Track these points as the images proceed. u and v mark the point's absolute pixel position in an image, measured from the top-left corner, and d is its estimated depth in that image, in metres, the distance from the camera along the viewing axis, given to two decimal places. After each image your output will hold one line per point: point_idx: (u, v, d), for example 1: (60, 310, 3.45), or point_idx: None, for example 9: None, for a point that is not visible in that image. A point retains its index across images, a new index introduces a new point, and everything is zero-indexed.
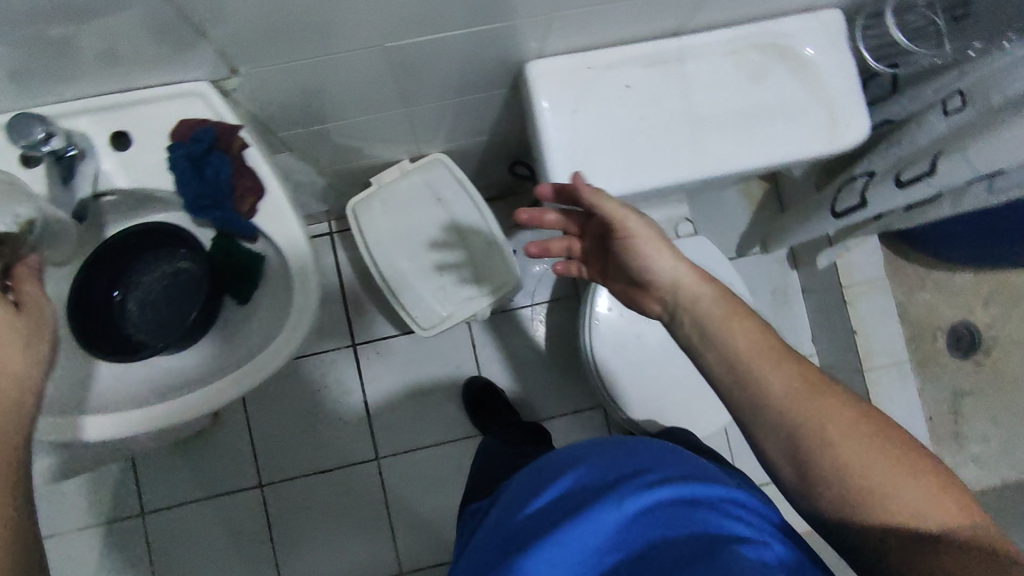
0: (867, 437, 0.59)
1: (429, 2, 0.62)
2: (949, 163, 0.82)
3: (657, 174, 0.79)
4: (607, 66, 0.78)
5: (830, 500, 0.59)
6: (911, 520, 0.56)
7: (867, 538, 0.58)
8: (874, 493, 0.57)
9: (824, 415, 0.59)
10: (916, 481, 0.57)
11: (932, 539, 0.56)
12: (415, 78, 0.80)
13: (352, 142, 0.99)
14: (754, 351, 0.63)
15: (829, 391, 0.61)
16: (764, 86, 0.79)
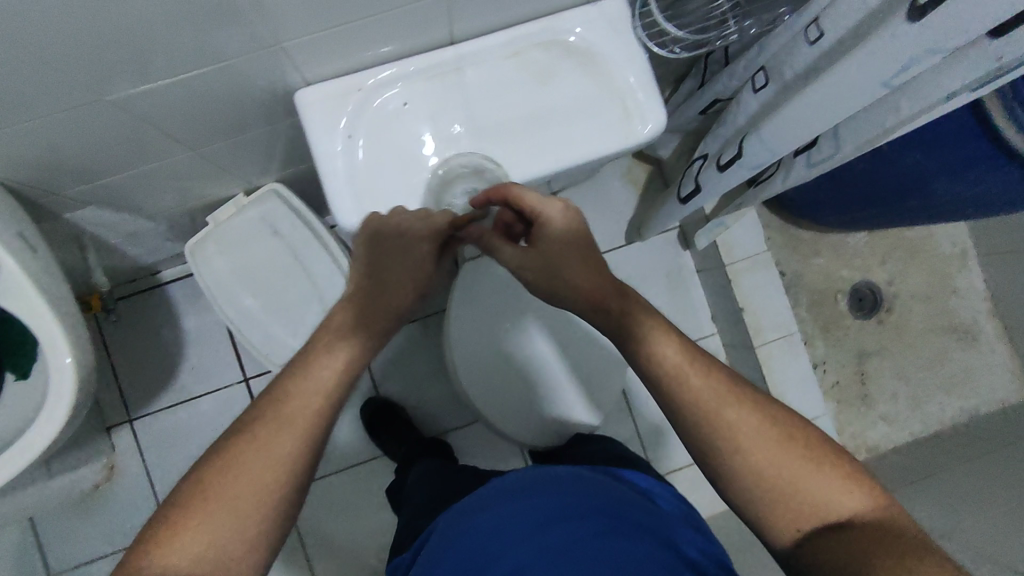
0: (772, 433, 0.63)
1: (128, 49, 0.58)
2: (751, 145, 0.79)
3: (449, 193, 0.76)
4: (380, 85, 0.74)
5: (748, 496, 0.62)
6: (820, 511, 0.59)
7: (784, 533, 0.60)
8: (786, 488, 0.60)
9: (728, 412, 0.64)
10: (821, 473, 0.61)
11: (841, 526, 0.58)
12: (188, 118, 0.76)
13: (166, 184, 0.95)
14: (675, 357, 0.67)
15: (737, 391, 0.65)
16: (549, 88, 0.77)
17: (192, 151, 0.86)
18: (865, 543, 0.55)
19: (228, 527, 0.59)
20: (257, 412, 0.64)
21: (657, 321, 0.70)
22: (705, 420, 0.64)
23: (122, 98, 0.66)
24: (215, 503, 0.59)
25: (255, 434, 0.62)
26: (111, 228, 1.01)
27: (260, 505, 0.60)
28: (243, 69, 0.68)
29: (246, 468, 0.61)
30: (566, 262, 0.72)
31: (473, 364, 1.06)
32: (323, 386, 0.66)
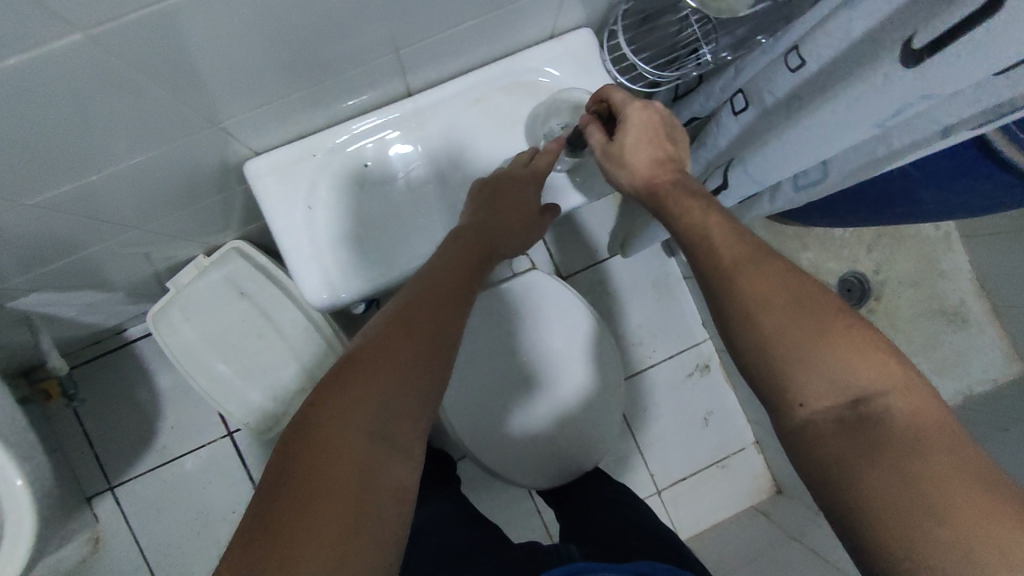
0: (793, 300, 0.50)
1: (51, 157, 0.53)
2: (736, 175, 0.75)
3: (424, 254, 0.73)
4: (337, 148, 0.69)
5: (765, 370, 0.50)
6: (843, 393, 0.47)
7: (792, 412, 0.48)
8: (805, 363, 0.48)
9: (750, 276, 0.51)
10: (854, 354, 0.47)
11: (857, 417, 0.46)
12: (131, 198, 0.69)
13: (122, 260, 0.89)
14: (704, 222, 0.56)
15: (765, 256, 0.53)
16: (519, 134, 0.73)
17: (143, 226, 0.80)
18: (882, 446, 0.44)
19: (374, 448, 0.48)
20: (377, 326, 0.55)
21: (693, 193, 0.59)
22: (717, 283, 0.53)
23: (47, 199, 0.60)
24: (355, 413, 0.48)
25: (379, 348, 0.52)
26: (64, 306, 0.94)
27: (405, 431, 0.50)
28: (185, 151, 0.63)
29: (386, 381, 0.51)
30: (650, 156, 0.63)
31: (465, 398, 1.04)
32: (438, 301, 0.58)
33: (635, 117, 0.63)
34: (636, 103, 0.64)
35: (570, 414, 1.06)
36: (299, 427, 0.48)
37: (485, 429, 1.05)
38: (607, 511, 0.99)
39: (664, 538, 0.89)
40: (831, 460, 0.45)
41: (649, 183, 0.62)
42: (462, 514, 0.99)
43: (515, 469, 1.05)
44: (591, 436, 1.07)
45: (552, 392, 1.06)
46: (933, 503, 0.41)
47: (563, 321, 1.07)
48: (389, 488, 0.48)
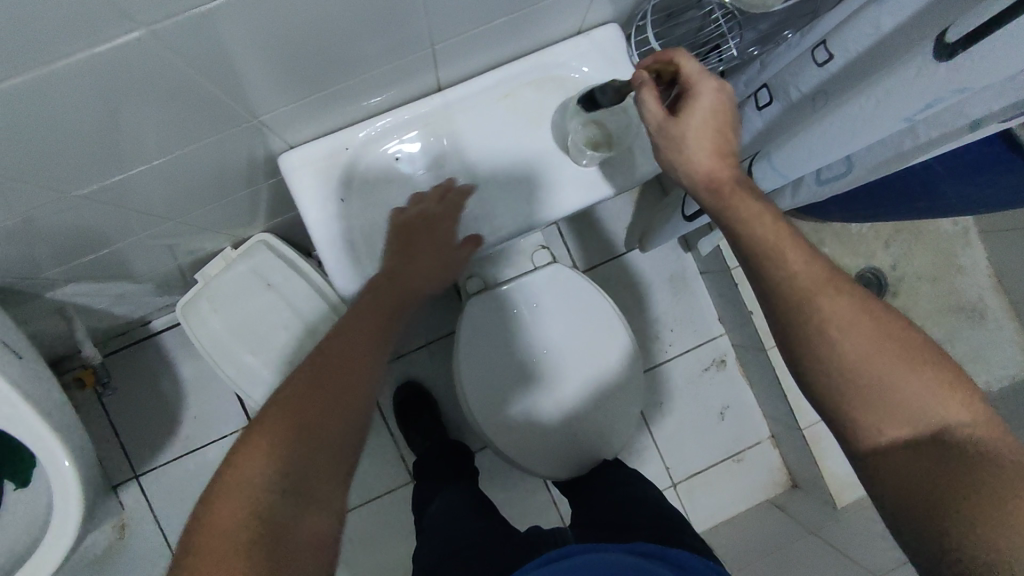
0: (873, 330, 0.56)
1: (96, 148, 0.54)
2: (760, 168, 0.75)
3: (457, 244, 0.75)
4: (369, 141, 0.71)
5: (846, 401, 0.56)
6: (919, 421, 0.54)
7: (869, 437, 0.55)
8: (880, 391, 0.55)
9: (833, 308, 0.57)
10: (924, 382, 0.54)
11: (931, 440, 0.53)
12: (169, 190, 0.71)
13: (155, 252, 0.91)
14: (761, 228, 0.59)
15: (840, 284, 0.58)
16: (547, 130, 0.74)
17: (175, 220, 0.82)
18: (952, 461, 0.51)
19: (286, 500, 0.53)
20: (317, 361, 0.61)
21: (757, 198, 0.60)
22: (787, 299, 0.58)
23: (94, 190, 0.62)
24: (282, 457, 0.54)
25: (303, 394, 0.58)
26: (96, 296, 0.96)
27: (322, 482, 0.56)
28: (225, 145, 0.65)
29: (316, 423, 0.57)
30: (711, 145, 0.62)
31: (477, 374, 1.05)
32: (365, 344, 0.63)
33: (704, 101, 0.61)
34: (709, 85, 0.61)
35: (588, 411, 1.07)
36: (225, 470, 0.55)
37: (494, 404, 1.05)
38: (612, 495, 0.97)
39: (669, 523, 0.87)
40: (911, 479, 0.52)
41: (710, 180, 0.62)
42: (475, 497, 1.01)
43: (520, 448, 1.06)
44: (603, 432, 1.08)
45: (570, 392, 1.06)
46: (1002, 507, 0.47)
47: (576, 321, 1.07)
48: (304, 535, 0.54)
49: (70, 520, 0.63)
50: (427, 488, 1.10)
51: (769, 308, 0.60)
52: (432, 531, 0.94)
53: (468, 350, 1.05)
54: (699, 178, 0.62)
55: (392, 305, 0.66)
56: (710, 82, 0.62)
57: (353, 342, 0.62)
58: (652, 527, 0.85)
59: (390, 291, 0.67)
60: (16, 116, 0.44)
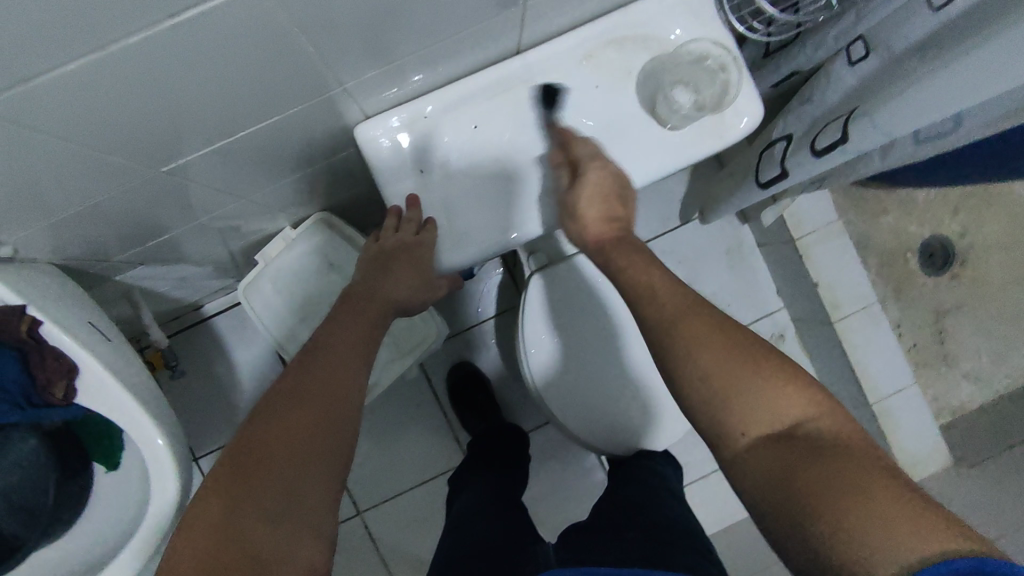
0: (727, 344, 0.55)
1: (179, 118, 0.52)
2: (860, 127, 0.70)
3: (527, 222, 0.73)
4: (448, 108, 0.68)
5: (714, 425, 0.54)
6: (776, 422, 0.52)
7: (736, 449, 0.53)
8: (735, 418, 0.53)
9: (697, 342, 0.55)
10: (787, 400, 0.52)
11: (788, 439, 0.51)
12: (245, 166, 0.69)
13: (218, 233, 0.90)
14: (645, 281, 0.61)
15: (712, 318, 0.57)
16: (631, 91, 0.69)
17: (244, 198, 0.80)
18: (814, 458, 0.48)
19: (274, 523, 0.50)
20: (287, 380, 0.60)
21: (639, 253, 0.64)
22: (669, 336, 0.57)
23: (180, 165, 0.61)
24: (258, 475, 0.51)
25: (282, 415, 0.55)
26: (161, 279, 0.95)
27: (309, 500, 0.53)
28: (306, 116, 0.63)
29: (296, 443, 0.54)
30: (601, 214, 0.67)
31: (542, 345, 1.02)
32: (344, 362, 0.63)
33: (592, 176, 0.67)
34: (593, 163, 0.67)
35: (626, 407, 1.04)
36: (197, 501, 0.50)
37: (561, 376, 1.03)
38: (633, 487, 0.87)
39: (688, 533, 0.76)
40: (774, 486, 0.49)
41: (597, 242, 0.67)
42: (504, 491, 0.97)
43: (588, 423, 1.04)
44: (647, 427, 1.04)
45: (594, 391, 1.03)
46: (851, 508, 0.44)
47: (609, 308, 1.02)
48: (294, 560, 0.49)
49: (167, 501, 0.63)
50: (468, 472, 1.08)
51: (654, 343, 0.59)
52: (455, 523, 0.90)
53: (531, 321, 1.02)
54: (589, 239, 0.67)
55: (368, 326, 0.69)
56: (591, 159, 0.67)
57: (327, 355, 0.62)
58: (683, 527, 0.78)
59: (363, 309, 0.70)
60: (119, 79, 0.43)
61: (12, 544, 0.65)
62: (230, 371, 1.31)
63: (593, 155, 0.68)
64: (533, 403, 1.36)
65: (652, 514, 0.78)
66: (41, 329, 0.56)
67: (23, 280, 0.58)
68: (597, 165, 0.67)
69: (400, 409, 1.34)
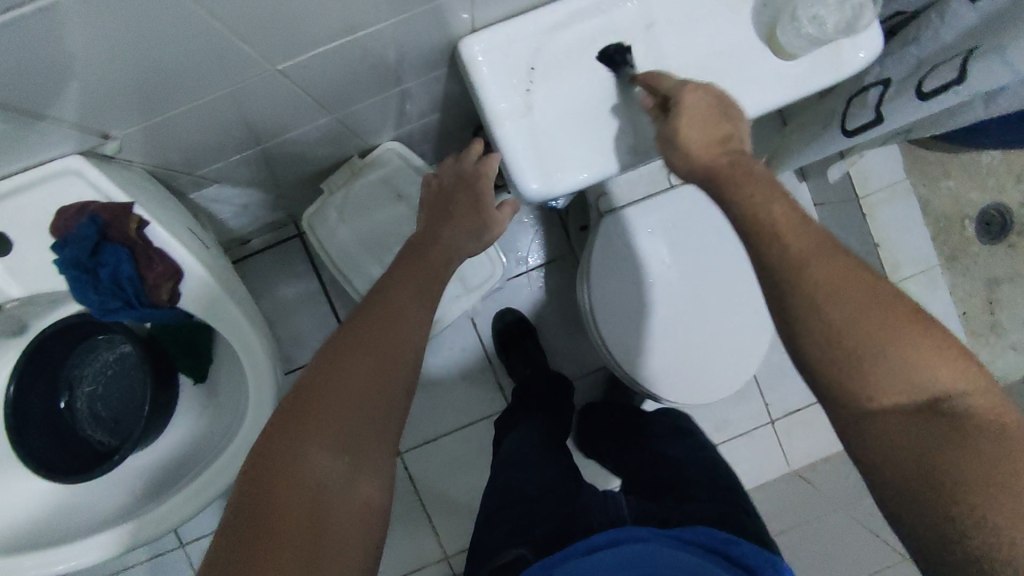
0: (878, 315, 0.49)
1: (302, 8, 0.49)
2: (984, 64, 0.67)
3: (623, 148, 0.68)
4: (560, 27, 0.65)
5: (833, 367, 0.50)
6: (916, 393, 0.49)
7: (865, 397, 0.49)
8: (862, 360, 0.49)
9: (827, 276, 0.50)
10: (927, 359, 0.49)
11: (926, 413, 0.49)
12: (342, 79, 0.66)
13: (292, 156, 0.87)
14: (770, 221, 0.53)
15: (832, 249, 0.52)
16: (748, 16, 0.65)
17: (329, 119, 0.78)
18: (943, 433, 0.47)
19: (336, 468, 0.52)
20: (349, 335, 0.58)
21: (760, 180, 0.55)
22: (793, 296, 0.51)
23: (287, 66, 0.58)
24: (317, 431, 0.53)
25: (335, 375, 0.55)
26: (224, 204, 0.93)
27: (368, 455, 0.55)
28: (415, 23, 0.60)
29: (351, 400, 0.54)
30: (705, 136, 0.58)
31: (606, 286, 0.97)
32: (402, 314, 0.61)
33: (688, 100, 0.59)
34: (689, 89, 0.59)
35: (659, 359, 0.99)
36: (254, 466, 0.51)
37: (623, 318, 0.98)
38: (660, 451, 0.90)
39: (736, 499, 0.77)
40: (905, 453, 0.48)
41: (709, 167, 0.57)
42: (541, 442, 0.93)
43: (646, 371, 0.99)
44: (692, 388, 1.01)
45: (642, 344, 0.98)
46: (987, 490, 0.44)
47: (672, 259, 0.97)
48: (360, 509, 0.52)
49: (261, 418, 0.62)
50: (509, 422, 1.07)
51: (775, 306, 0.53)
52: (494, 472, 0.89)
53: (596, 261, 0.98)
54: (698, 169, 0.58)
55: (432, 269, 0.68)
56: (686, 84, 0.59)
57: (382, 317, 0.60)
58: (723, 494, 0.77)
59: (425, 257, 0.68)
60: None
61: (97, 450, 0.68)
62: (277, 307, 1.29)
63: (684, 81, 0.60)
64: (578, 352, 1.37)
65: (692, 480, 0.80)
66: (147, 230, 0.56)
67: (122, 184, 0.56)
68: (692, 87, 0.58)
69: (445, 353, 1.34)
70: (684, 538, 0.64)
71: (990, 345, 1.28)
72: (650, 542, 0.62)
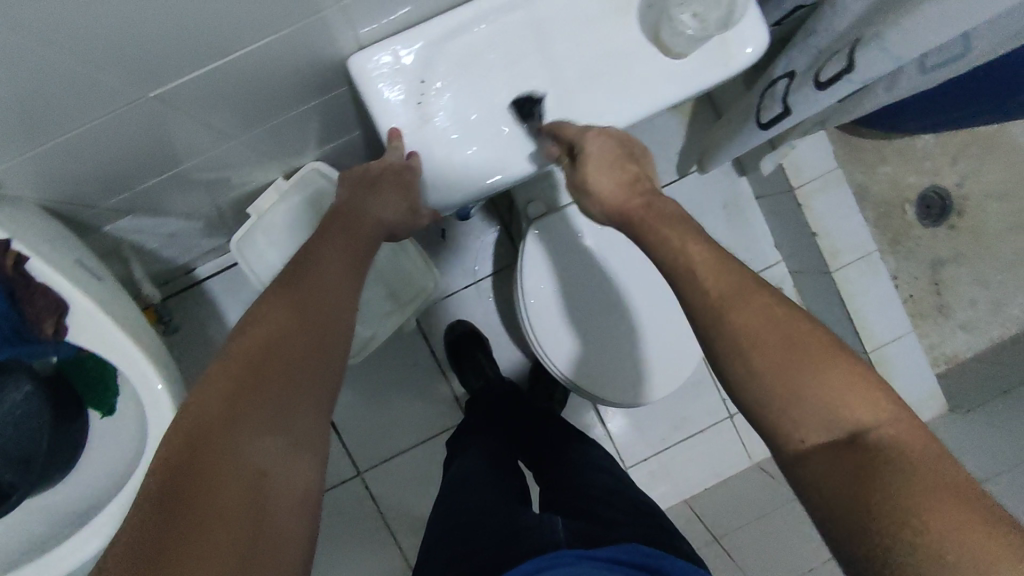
0: (783, 345, 0.47)
1: (159, 34, 0.49)
2: (867, 54, 0.69)
3: (530, 153, 0.69)
4: (449, 36, 0.65)
5: (758, 405, 0.47)
6: (835, 429, 0.45)
7: (788, 438, 0.46)
8: (779, 402, 0.46)
9: (738, 309, 0.49)
10: (844, 393, 0.45)
11: (853, 450, 0.44)
12: (235, 102, 0.66)
13: (210, 182, 0.87)
14: (682, 257, 0.53)
15: (751, 286, 0.50)
16: (634, 18, 0.66)
17: (235, 143, 0.78)
18: (872, 472, 0.42)
19: (274, 445, 0.48)
20: (273, 303, 0.56)
21: (670, 220, 0.56)
22: (711, 331, 0.50)
23: (165, 92, 0.58)
24: (256, 404, 0.49)
25: (264, 343, 0.52)
26: (149, 233, 0.93)
27: (298, 433, 0.51)
28: (296, 42, 0.60)
29: (296, 376, 0.52)
30: (613, 181, 0.60)
31: (539, 288, 0.98)
32: (333, 287, 0.59)
33: (591, 146, 0.61)
34: (589, 133, 0.62)
35: (596, 359, 1.00)
36: (175, 437, 0.46)
37: (557, 319, 0.99)
38: (588, 480, 0.86)
39: (666, 535, 0.74)
40: (835, 492, 0.43)
41: (621, 213, 0.59)
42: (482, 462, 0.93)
43: (582, 371, 1.00)
44: (630, 388, 1.01)
45: (579, 345, 0.99)
46: (919, 522, 0.39)
47: (604, 259, 0.99)
48: (294, 488, 0.49)
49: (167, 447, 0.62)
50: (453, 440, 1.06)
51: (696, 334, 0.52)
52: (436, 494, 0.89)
53: (526, 263, 0.98)
54: (612, 211, 0.60)
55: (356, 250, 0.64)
56: (585, 131, 0.62)
57: (311, 288, 0.57)
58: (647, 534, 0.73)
59: (350, 235, 0.65)
60: None
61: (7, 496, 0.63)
62: None
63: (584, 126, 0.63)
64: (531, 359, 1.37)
65: (616, 515, 0.76)
66: (26, 265, 0.56)
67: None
68: (593, 133, 0.62)
69: (399, 369, 1.34)
70: (611, 554, 0.62)
71: (938, 325, 1.29)
72: (572, 569, 0.59)
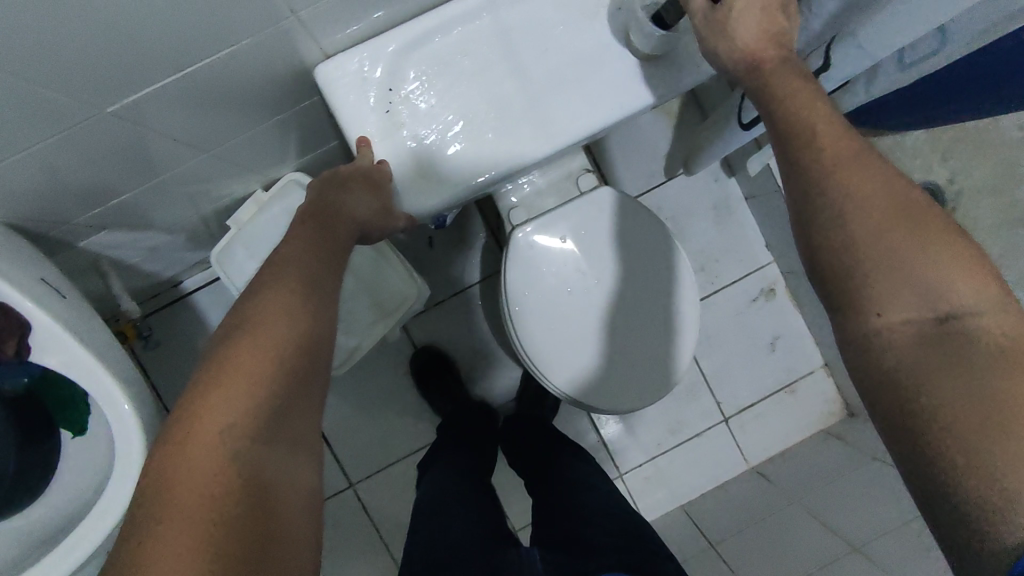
0: (896, 205, 0.45)
1: (111, 50, 0.48)
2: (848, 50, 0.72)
3: (503, 157, 0.68)
4: (412, 46, 0.65)
5: (837, 274, 0.46)
6: (922, 305, 0.43)
7: (863, 313, 0.44)
8: (872, 265, 0.45)
9: (847, 171, 0.47)
10: (944, 265, 0.43)
11: (940, 333, 0.42)
12: (202, 115, 0.66)
13: (186, 196, 0.86)
14: (793, 112, 0.50)
15: (861, 147, 0.48)
16: (603, 23, 0.66)
17: (208, 156, 0.77)
18: (954, 361, 0.41)
19: (273, 450, 0.48)
20: (254, 304, 0.54)
21: (804, 77, 0.52)
22: (814, 188, 0.48)
23: (123, 107, 0.57)
24: (241, 418, 0.48)
25: (248, 348, 0.51)
26: (129, 249, 0.92)
27: (296, 433, 0.51)
28: (258, 55, 0.59)
29: (282, 384, 0.50)
30: (759, 25, 0.54)
31: (525, 291, 0.97)
32: (315, 281, 0.57)
33: None
34: None
35: (581, 365, 0.98)
36: (162, 466, 0.45)
37: (541, 324, 0.97)
38: (575, 498, 0.85)
39: (652, 554, 0.72)
40: (912, 413, 0.41)
41: (754, 56, 0.54)
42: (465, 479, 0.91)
43: (567, 374, 0.98)
44: (617, 395, 1.00)
45: (564, 352, 0.98)
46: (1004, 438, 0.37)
47: (586, 261, 0.97)
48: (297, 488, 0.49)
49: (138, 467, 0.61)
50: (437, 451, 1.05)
51: (785, 182, 0.50)
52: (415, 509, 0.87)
53: (512, 267, 0.97)
54: (740, 57, 0.54)
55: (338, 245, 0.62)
56: None
57: (292, 284, 0.55)
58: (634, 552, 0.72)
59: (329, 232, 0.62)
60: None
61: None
62: None
63: None
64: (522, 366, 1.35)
65: (603, 536, 0.74)
66: None
67: None
68: None
69: (389, 379, 1.32)
70: None
71: None
72: None
